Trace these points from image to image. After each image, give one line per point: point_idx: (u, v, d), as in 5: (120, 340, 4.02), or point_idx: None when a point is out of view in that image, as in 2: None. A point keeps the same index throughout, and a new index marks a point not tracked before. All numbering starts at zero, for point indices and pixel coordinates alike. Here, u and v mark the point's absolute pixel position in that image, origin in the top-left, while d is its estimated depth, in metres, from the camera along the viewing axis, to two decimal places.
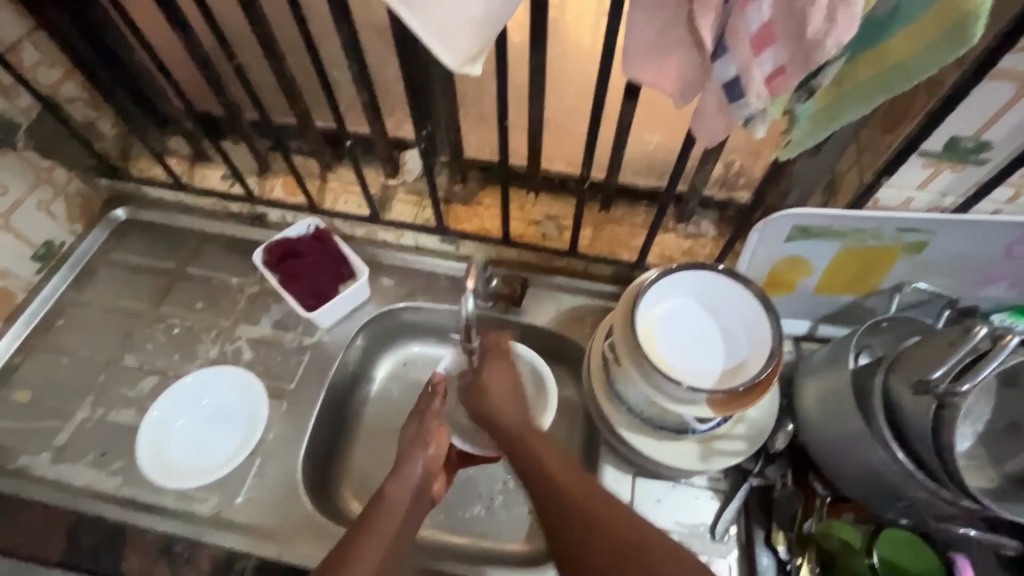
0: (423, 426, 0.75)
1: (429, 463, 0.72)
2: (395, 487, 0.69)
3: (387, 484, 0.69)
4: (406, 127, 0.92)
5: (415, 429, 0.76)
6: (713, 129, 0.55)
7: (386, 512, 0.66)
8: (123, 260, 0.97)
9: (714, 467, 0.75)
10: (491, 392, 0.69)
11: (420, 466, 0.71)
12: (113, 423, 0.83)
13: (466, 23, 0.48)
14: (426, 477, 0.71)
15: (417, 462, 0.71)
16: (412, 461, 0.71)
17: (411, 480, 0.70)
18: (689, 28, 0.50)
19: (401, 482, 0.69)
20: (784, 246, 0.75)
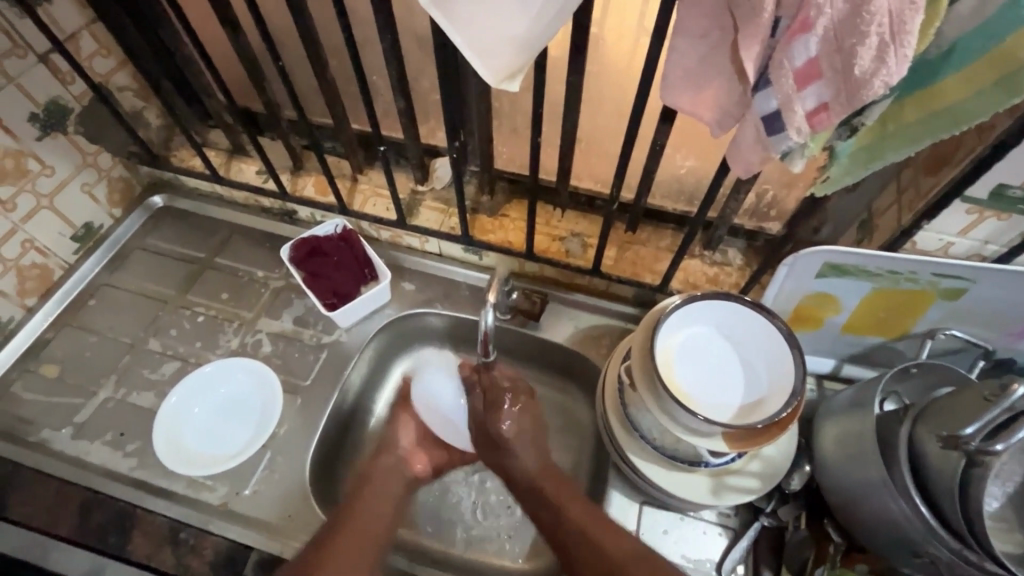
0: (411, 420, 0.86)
1: (410, 441, 0.83)
2: (383, 461, 0.79)
3: (379, 456, 0.80)
4: (439, 135, 0.93)
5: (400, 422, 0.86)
6: (750, 160, 0.54)
7: (375, 487, 0.75)
8: (157, 246, 1.00)
9: (725, 503, 0.73)
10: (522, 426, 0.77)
11: (391, 450, 0.81)
12: (133, 405, 0.85)
13: (510, 41, 0.49)
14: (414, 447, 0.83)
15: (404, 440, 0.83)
16: (401, 439, 0.83)
17: (396, 454, 0.81)
18: (732, 58, 0.49)
19: (390, 454, 0.80)
20: (813, 282, 0.73)
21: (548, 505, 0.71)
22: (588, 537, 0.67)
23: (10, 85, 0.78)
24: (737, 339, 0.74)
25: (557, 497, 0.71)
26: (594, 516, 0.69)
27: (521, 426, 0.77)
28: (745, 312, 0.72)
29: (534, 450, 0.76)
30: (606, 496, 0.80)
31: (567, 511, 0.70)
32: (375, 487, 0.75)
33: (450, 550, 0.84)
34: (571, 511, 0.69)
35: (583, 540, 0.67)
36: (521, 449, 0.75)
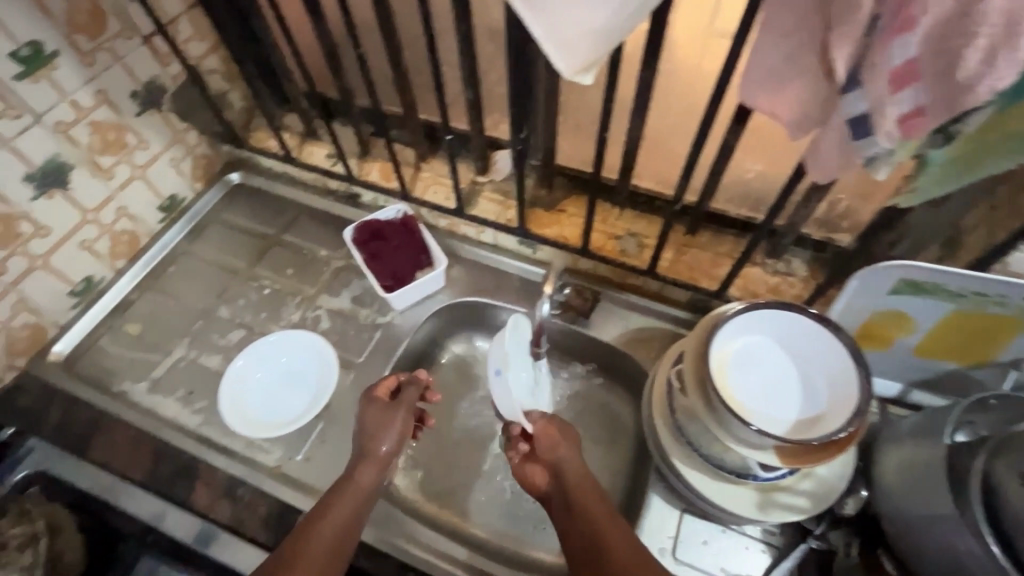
0: (395, 415, 0.75)
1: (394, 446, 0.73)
2: (363, 475, 0.71)
3: (358, 467, 0.71)
4: (503, 128, 0.94)
5: (376, 417, 0.75)
6: (830, 163, 0.53)
7: (344, 494, 0.69)
8: (232, 221, 1.06)
9: (770, 520, 0.71)
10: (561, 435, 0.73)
11: (370, 457, 0.72)
12: (203, 366, 0.91)
13: (588, 36, 0.50)
14: (391, 458, 0.73)
15: (384, 448, 0.73)
16: (380, 445, 0.73)
17: (378, 464, 0.72)
18: (821, 58, 0.48)
19: (369, 467, 0.71)
20: (885, 298, 0.69)
21: (579, 516, 0.68)
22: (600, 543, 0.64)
23: (117, 64, 0.85)
24: (797, 352, 0.71)
25: (585, 504, 0.68)
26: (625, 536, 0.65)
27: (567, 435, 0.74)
28: (809, 325, 0.69)
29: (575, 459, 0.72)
30: (647, 499, 0.79)
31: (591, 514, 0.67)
32: (343, 504, 0.68)
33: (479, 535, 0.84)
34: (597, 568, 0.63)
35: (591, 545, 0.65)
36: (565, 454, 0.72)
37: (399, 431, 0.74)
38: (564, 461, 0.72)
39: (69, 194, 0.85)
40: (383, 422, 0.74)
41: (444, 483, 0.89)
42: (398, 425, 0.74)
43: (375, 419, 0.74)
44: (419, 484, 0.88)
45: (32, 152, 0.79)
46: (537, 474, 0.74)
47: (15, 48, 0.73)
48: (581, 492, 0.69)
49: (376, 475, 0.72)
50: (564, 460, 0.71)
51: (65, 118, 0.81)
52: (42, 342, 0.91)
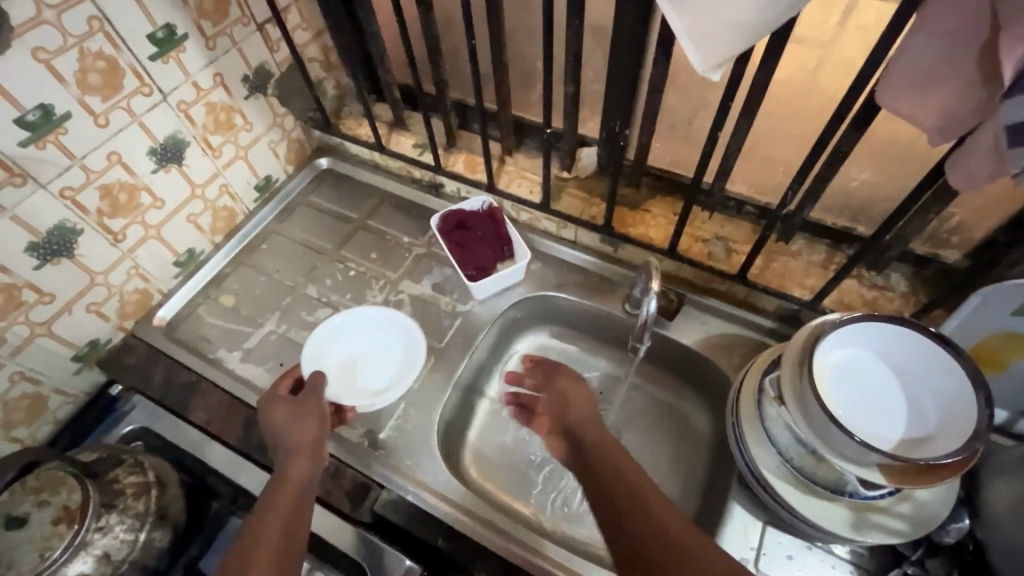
0: (308, 404, 0.77)
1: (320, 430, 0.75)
2: (296, 468, 0.70)
3: (290, 462, 0.71)
4: (593, 126, 0.94)
5: (288, 414, 0.76)
6: (980, 171, 0.50)
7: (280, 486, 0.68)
8: (320, 204, 1.10)
9: (865, 541, 0.68)
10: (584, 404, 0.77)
11: (289, 447, 0.72)
12: (291, 340, 0.94)
13: (731, 29, 0.49)
14: (319, 445, 0.74)
15: (309, 434, 0.74)
16: (302, 433, 0.74)
17: (309, 454, 0.72)
18: (982, 60, 0.46)
19: (302, 461, 0.71)
20: (1007, 319, 0.66)
21: (626, 492, 0.62)
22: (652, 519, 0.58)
23: (234, 48, 0.89)
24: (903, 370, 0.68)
25: (624, 473, 0.64)
26: (674, 514, 0.58)
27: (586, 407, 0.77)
28: (917, 340, 0.66)
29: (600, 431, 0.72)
30: (727, 508, 0.77)
31: (638, 487, 0.62)
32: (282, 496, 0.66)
33: (552, 528, 0.85)
34: (644, 529, 0.57)
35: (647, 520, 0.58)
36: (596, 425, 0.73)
37: (314, 421, 0.76)
38: (580, 418, 0.75)
39: (183, 169, 0.90)
40: (297, 417, 0.75)
41: (514, 472, 0.91)
42: (312, 414, 0.76)
43: (287, 416, 0.75)
44: (491, 475, 0.90)
45: (157, 128, 0.84)
46: (558, 447, 0.76)
47: (152, 30, 0.77)
48: (616, 463, 0.66)
49: (310, 466, 0.71)
50: (581, 421, 0.75)
51: (186, 98, 0.86)
52: (148, 307, 0.96)
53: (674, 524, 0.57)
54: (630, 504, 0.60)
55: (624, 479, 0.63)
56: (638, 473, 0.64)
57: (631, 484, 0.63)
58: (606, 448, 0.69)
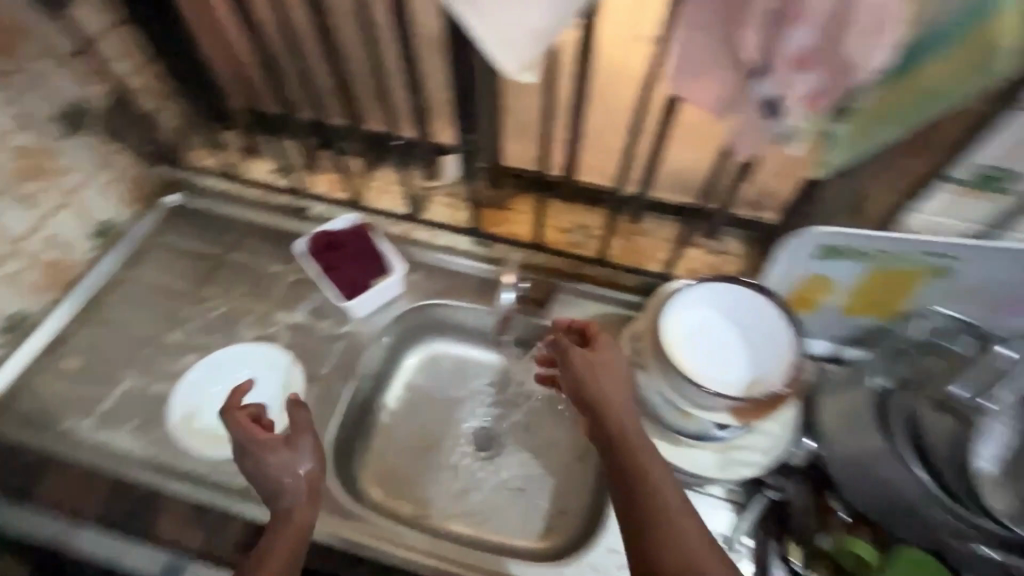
0: (281, 455, 0.69)
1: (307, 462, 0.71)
2: (300, 510, 0.67)
3: (279, 503, 0.68)
4: (449, 133, 0.97)
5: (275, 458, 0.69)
6: (750, 142, 0.58)
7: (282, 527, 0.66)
8: (173, 244, 1.02)
9: (729, 478, 0.76)
10: (606, 372, 0.70)
11: (304, 491, 0.68)
12: (154, 395, 0.87)
13: (529, 32, 0.52)
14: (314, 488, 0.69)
15: (298, 480, 0.68)
16: (289, 480, 0.68)
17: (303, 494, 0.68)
18: (734, 47, 0.54)
19: (291, 497, 0.68)
20: (811, 263, 0.77)
21: (643, 487, 0.63)
22: (667, 530, 0.60)
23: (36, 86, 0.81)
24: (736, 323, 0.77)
25: (642, 471, 0.64)
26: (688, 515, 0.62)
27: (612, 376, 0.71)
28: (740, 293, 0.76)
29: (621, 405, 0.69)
30: None
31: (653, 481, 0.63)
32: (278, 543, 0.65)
33: (464, 531, 0.86)
34: (662, 539, 0.60)
35: (657, 524, 0.61)
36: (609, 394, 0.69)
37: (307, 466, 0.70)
38: (604, 399, 0.69)
39: None
40: (280, 467, 0.68)
41: (420, 483, 0.90)
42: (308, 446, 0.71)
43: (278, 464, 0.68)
44: (396, 492, 0.89)
45: None
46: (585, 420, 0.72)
47: None
48: (637, 454, 0.65)
49: (310, 502, 0.69)
50: (605, 400, 0.69)
51: None
52: None
53: (686, 531, 0.60)
54: (647, 512, 0.62)
55: (642, 478, 0.64)
56: (654, 463, 0.65)
57: (647, 482, 0.63)
58: (627, 437, 0.66)
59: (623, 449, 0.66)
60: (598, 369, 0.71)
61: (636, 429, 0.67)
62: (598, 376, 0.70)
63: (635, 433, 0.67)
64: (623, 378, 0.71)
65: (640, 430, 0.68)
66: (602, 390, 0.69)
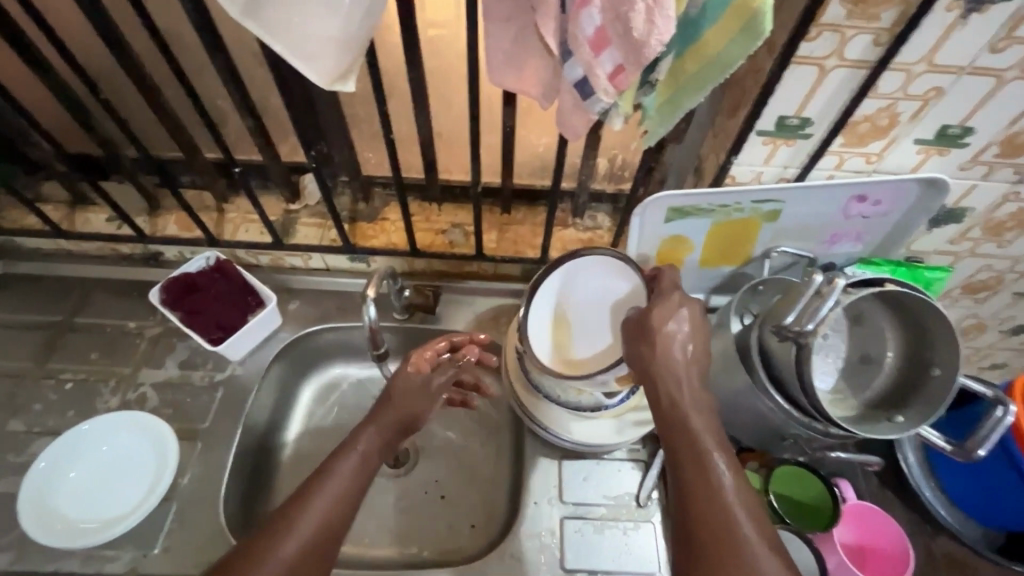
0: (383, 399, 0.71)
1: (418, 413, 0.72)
2: (360, 443, 0.68)
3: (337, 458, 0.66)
4: (301, 151, 0.92)
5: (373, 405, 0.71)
6: (576, 125, 0.60)
7: (337, 462, 0.65)
8: (1, 319, 0.89)
9: (628, 439, 0.80)
10: (688, 334, 0.63)
11: (392, 417, 0.70)
12: (2, 494, 0.76)
13: (329, 43, 0.50)
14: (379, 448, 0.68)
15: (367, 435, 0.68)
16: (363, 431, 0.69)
17: (356, 455, 0.66)
18: (537, 36, 0.55)
19: (347, 459, 0.66)
20: (665, 227, 0.82)
21: (693, 455, 0.58)
22: (709, 500, 0.56)
23: None
24: None
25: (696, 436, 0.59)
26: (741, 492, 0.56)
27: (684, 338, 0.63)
28: (559, 271, 0.77)
29: (688, 373, 0.62)
30: (528, 461, 0.84)
31: (699, 445, 0.58)
32: (333, 479, 0.64)
33: (390, 554, 0.84)
34: (704, 510, 0.55)
35: (702, 498, 0.56)
36: (674, 361, 0.62)
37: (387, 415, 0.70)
38: (670, 366, 0.62)
39: None
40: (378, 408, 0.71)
41: None
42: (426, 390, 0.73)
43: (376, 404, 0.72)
44: None
45: None
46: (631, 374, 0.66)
47: None
48: (686, 420, 0.60)
49: (380, 446, 0.69)
50: (656, 363, 0.62)
51: None
52: None
53: (734, 503, 0.55)
54: (693, 479, 0.57)
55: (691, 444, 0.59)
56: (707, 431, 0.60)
57: (699, 448, 0.58)
58: (678, 404, 0.61)
59: (672, 412, 0.61)
60: (665, 329, 0.63)
61: (691, 394, 0.62)
62: (661, 343, 0.63)
63: (686, 399, 0.61)
64: (703, 344, 0.64)
65: (695, 396, 0.62)
66: (669, 354, 0.63)
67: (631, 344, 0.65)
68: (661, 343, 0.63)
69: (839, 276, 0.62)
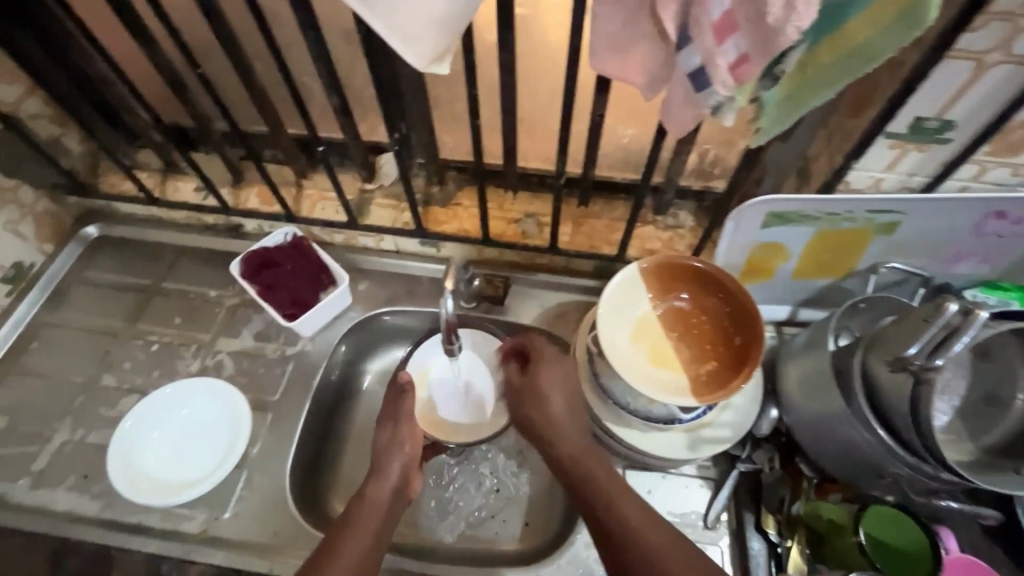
0: (399, 430, 0.74)
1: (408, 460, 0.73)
2: (371, 493, 0.70)
3: (370, 483, 0.71)
4: (380, 130, 0.91)
5: (389, 436, 0.74)
6: (683, 120, 0.55)
7: (362, 511, 0.68)
8: (97, 278, 0.95)
9: (702, 456, 0.75)
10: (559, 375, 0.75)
11: (397, 467, 0.72)
12: (94, 444, 0.82)
13: (430, 24, 0.47)
14: (406, 475, 0.73)
15: (394, 464, 0.72)
16: (390, 461, 0.72)
17: (390, 481, 0.71)
18: (653, 20, 0.50)
19: (382, 483, 0.71)
20: (760, 233, 0.76)
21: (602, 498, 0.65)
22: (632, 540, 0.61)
23: None
24: (687, 292, 0.76)
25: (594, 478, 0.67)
26: (653, 525, 0.62)
27: (554, 377, 0.74)
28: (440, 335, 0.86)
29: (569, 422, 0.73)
30: None
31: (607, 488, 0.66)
32: (357, 528, 0.66)
33: (442, 543, 0.84)
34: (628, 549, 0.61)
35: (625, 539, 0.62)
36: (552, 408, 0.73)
37: (408, 447, 0.74)
38: (551, 417, 0.72)
39: None
40: (392, 440, 0.74)
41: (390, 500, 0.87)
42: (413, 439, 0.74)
43: (386, 437, 0.74)
44: None
45: None
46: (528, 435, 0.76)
47: None
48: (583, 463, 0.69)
49: (393, 496, 0.71)
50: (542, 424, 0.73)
51: None
52: None
53: (649, 535, 0.61)
54: (609, 523, 0.63)
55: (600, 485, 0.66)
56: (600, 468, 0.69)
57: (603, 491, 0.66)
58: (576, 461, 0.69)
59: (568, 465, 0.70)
60: (548, 387, 0.74)
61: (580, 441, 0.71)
62: (543, 400, 0.73)
63: (576, 454, 0.70)
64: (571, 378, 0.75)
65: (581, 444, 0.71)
66: (554, 414, 0.72)
67: (520, 410, 0.76)
68: (541, 392, 0.74)
69: (980, 310, 0.54)
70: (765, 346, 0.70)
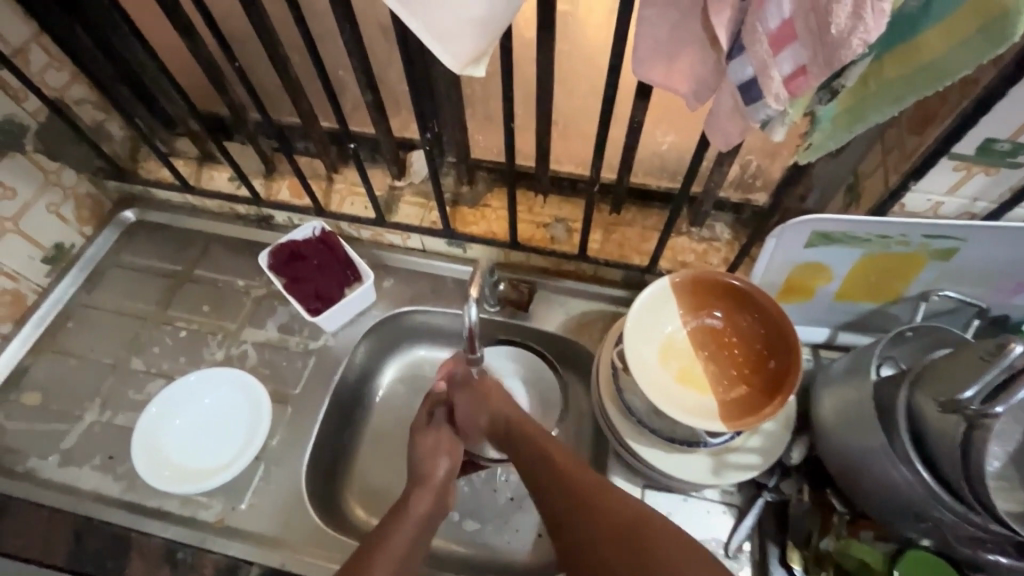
0: (442, 438, 0.75)
1: (451, 467, 0.74)
2: (419, 500, 0.70)
3: (413, 494, 0.71)
4: (413, 127, 0.90)
5: (434, 440, 0.75)
6: (728, 132, 0.52)
7: (405, 517, 0.68)
8: (131, 263, 0.97)
9: (726, 482, 0.72)
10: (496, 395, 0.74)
11: (440, 471, 0.73)
12: (120, 426, 0.84)
13: (468, 25, 0.45)
14: (447, 482, 0.73)
15: (439, 472, 0.73)
16: (433, 469, 0.73)
17: (433, 491, 0.71)
18: (704, 25, 0.46)
19: (424, 492, 0.71)
20: (802, 252, 0.71)
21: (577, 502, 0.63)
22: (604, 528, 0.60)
23: None
24: (721, 310, 0.73)
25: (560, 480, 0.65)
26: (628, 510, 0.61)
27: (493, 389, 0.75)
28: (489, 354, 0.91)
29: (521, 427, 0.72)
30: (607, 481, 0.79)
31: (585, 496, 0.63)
32: (402, 530, 0.66)
33: (454, 549, 0.83)
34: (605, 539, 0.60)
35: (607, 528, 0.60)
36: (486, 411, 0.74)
37: (448, 455, 0.74)
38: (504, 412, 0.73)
39: None
40: (434, 448, 0.75)
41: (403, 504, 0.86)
42: (451, 444, 0.76)
43: (429, 445, 0.74)
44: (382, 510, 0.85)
45: None
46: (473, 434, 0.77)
47: None
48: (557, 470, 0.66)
49: (434, 504, 0.71)
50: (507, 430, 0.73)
51: None
52: None
53: (624, 515, 0.60)
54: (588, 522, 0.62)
55: (563, 483, 0.65)
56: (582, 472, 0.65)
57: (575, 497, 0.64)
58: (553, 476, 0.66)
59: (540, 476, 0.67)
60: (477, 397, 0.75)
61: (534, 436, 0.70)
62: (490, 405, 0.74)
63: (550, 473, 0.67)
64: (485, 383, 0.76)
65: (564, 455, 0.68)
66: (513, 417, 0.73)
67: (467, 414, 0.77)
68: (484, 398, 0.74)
69: None
70: (802, 373, 0.66)
